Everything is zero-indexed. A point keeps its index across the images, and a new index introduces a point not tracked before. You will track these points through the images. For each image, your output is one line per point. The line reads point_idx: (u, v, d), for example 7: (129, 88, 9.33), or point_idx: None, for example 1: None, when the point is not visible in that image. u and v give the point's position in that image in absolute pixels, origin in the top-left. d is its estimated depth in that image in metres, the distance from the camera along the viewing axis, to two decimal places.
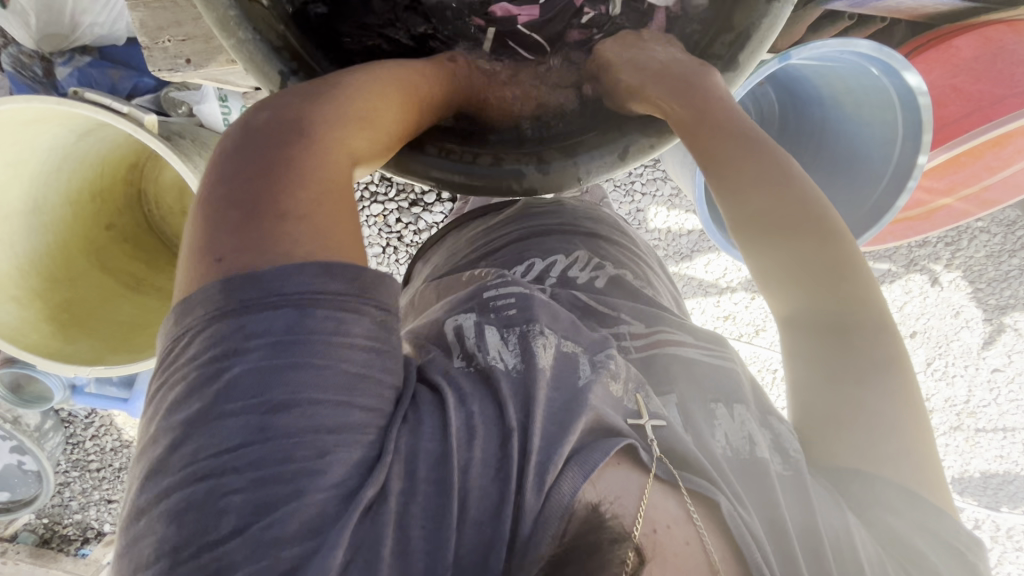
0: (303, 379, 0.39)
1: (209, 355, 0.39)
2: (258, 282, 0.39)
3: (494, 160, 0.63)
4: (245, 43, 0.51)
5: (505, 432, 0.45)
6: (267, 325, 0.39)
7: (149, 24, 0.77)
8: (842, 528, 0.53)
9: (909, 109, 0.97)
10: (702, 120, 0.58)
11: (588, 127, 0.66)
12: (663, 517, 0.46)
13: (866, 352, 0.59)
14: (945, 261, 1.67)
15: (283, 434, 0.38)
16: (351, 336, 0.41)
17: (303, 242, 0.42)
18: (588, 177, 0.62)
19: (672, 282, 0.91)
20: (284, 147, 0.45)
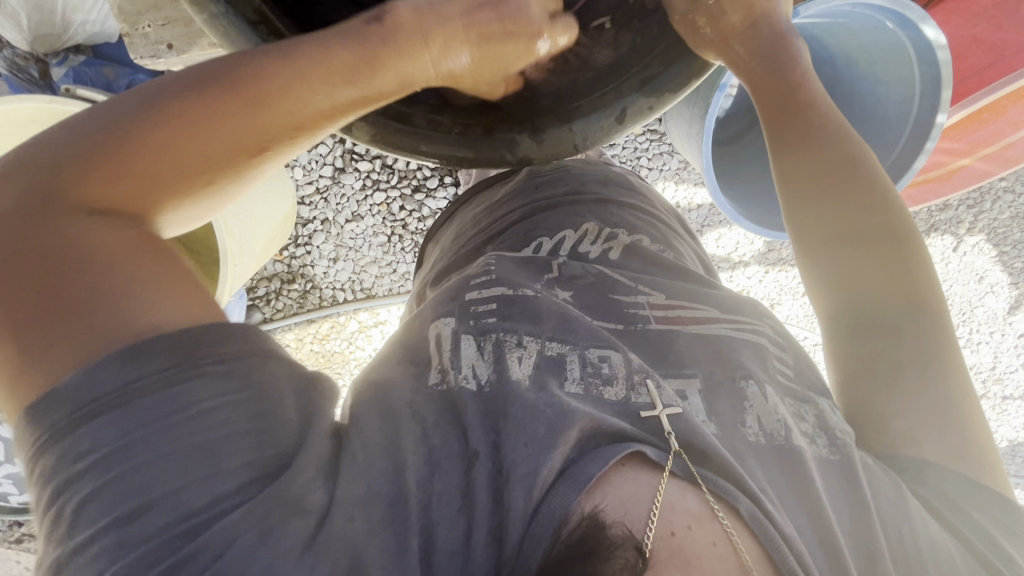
0: (151, 476, 0.38)
1: (53, 485, 0.38)
2: (67, 396, 0.38)
3: (486, 129, 0.60)
4: (218, 18, 0.48)
5: (468, 458, 0.46)
6: (97, 436, 0.38)
7: (127, 9, 0.73)
8: (905, 524, 0.50)
9: (927, 65, 0.92)
10: (776, 79, 0.63)
11: (583, 92, 0.61)
12: (682, 519, 0.42)
13: (904, 346, 0.57)
14: (968, 224, 1.61)
15: (141, 542, 0.37)
16: (195, 403, 0.40)
17: (90, 323, 0.40)
18: (585, 144, 0.60)
19: (697, 243, 0.88)
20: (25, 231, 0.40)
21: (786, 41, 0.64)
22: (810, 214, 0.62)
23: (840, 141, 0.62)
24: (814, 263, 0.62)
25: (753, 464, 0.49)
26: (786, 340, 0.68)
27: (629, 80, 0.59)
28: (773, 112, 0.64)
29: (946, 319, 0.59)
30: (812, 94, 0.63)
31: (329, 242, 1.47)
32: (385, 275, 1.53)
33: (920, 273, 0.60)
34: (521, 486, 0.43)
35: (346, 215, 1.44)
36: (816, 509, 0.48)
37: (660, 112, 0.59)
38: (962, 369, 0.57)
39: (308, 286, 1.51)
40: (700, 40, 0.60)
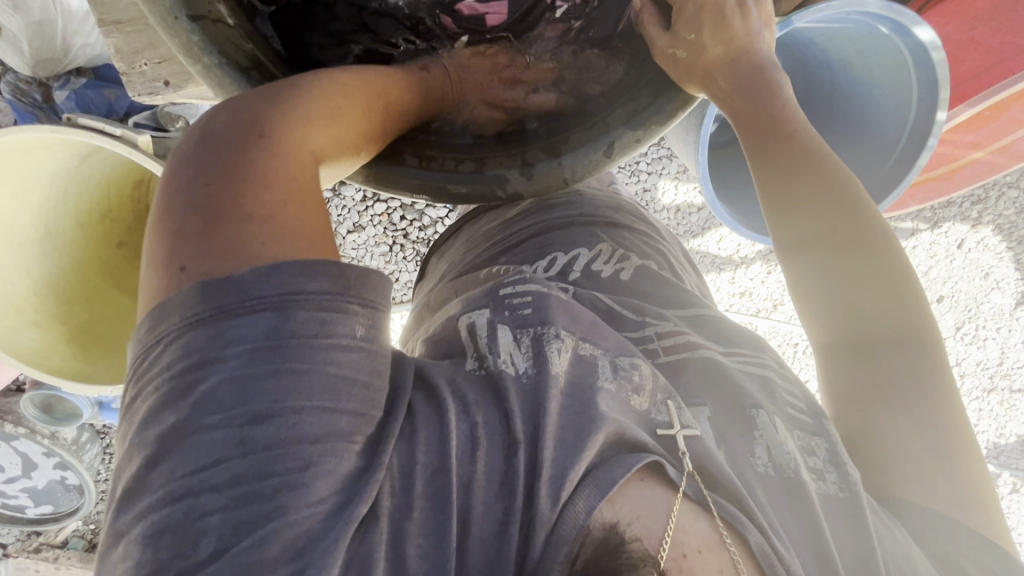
0: (284, 388, 0.37)
1: (182, 365, 0.37)
2: (235, 286, 0.37)
3: (477, 165, 0.61)
4: (212, 69, 0.48)
5: (511, 442, 0.44)
6: (245, 333, 0.37)
7: (123, 48, 0.75)
8: (903, 555, 0.52)
9: (924, 69, 0.92)
10: (759, 111, 0.62)
11: (574, 127, 0.62)
12: (693, 542, 0.44)
13: (894, 377, 0.58)
14: (973, 220, 1.59)
15: (263, 447, 0.36)
16: (335, 338, 0.39)
17: (268, 243, 0.39)
18: (574, 177, 0.60)
19: (699, 275, 0.88)
20: (234, 152, 0.42)
21: (767, 73, 0.63)
22: (795, 243, 0.62)
23: (829, 172, 0.61)
24: (806, 295, 0.62)
25: (761, 494, 0.50)
26: (788, 372, 0.68)
27: (616, 114, 0.60)
28: (757, 147, 0.63)
29: (939, 348, 0.59)
30: (796, 125, 0.62)
31: None
32: None
33: (911, 303, 0.60)
34: (549, 485, 0.42)
35: (348, 226, 1.46)
36: (819, 542, 0.49)
37: (647, 144, 0.59)
38: (953, 399, 0.58)
39: None
40: (684, 72, 0.59)
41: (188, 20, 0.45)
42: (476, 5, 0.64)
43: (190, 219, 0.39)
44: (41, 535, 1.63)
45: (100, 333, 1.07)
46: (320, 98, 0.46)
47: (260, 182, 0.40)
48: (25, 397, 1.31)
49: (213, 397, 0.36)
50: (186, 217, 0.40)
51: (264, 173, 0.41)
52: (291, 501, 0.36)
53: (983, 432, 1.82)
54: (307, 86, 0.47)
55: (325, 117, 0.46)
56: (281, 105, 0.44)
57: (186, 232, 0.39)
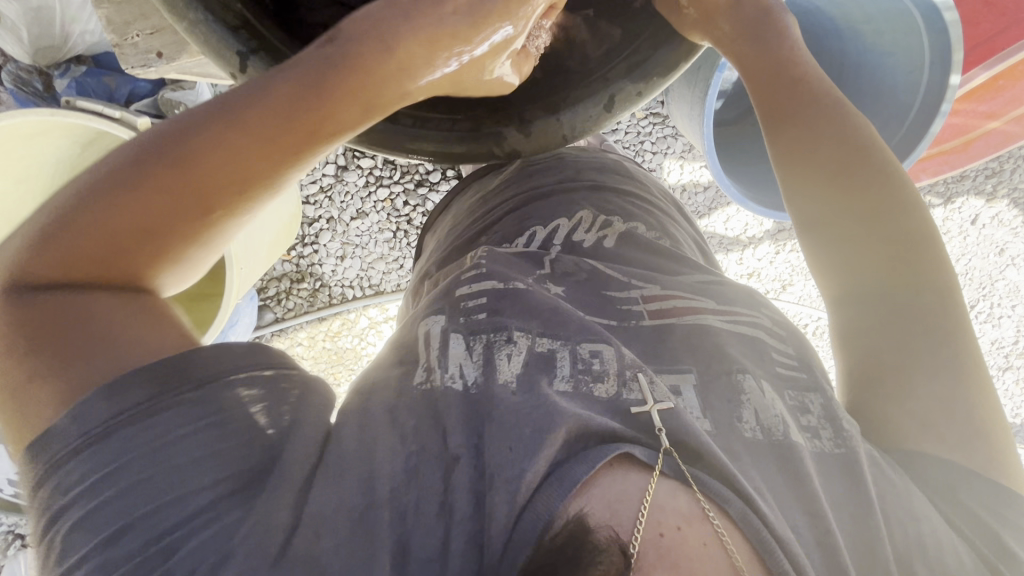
0: (133, 499, 0.41)
1: (54, 503, 0.42)
2: (68, 424, 0.42)
3: (472, 124, 0.59)
4: (198, 25, 0.47)
5: (448, 462, 0.46)
6: (86, 467, 0.41)
7: (114, 20, 0.74)
8: (909, 510, 0.50)
9: (936, 33, 0.88)
10: (767, 58, 0.62)
11: (570, 78, 0.60)
12: (672, 519, 0.40)
13: (925, 324, 0.56)
14: (988, 194, 1.56)
15: (135, 549, 0.40)
16: (169, 432, 0.43)
17: (90, 376, 0.43)
18: (574, 133, 0.59)
19: (692, 226, 0.88)
20: (53, 299, 0.44)
21: (775, 16, 0.63)
22: (809, 204, 0.61)
23: (839, 115, 0.60)
24: (819, 257, 0.61)
25: (747, 462, 0.48)
26: (785, 329, 0.66)
27: (615, 65, 0.58)
28: (767, 88, 0.62)
29: (958, 296, 0.58)
30: (804, 69, 0.62)
31: (335, 240, 1.47)
32: (392, 271, 1.54)
33: (929, 249, 0.58)
34: (505, 490, 0.43)
35: (351, 213, 1.45)
36: (812, 507, 0.47)
37: (648, 98, 0.58)
38: (972, 346, 0.56)
39: (317, 285, 1.52)
40: (684, 21, 0.58)
41: None
42: None
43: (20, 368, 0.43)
44: None
45: None
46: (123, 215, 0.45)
47: (77, 327, 0.44)
48: None
49: (82, 524, 0.41)
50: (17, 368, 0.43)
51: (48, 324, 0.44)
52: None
53: None
54: (99, 208, 0.45)
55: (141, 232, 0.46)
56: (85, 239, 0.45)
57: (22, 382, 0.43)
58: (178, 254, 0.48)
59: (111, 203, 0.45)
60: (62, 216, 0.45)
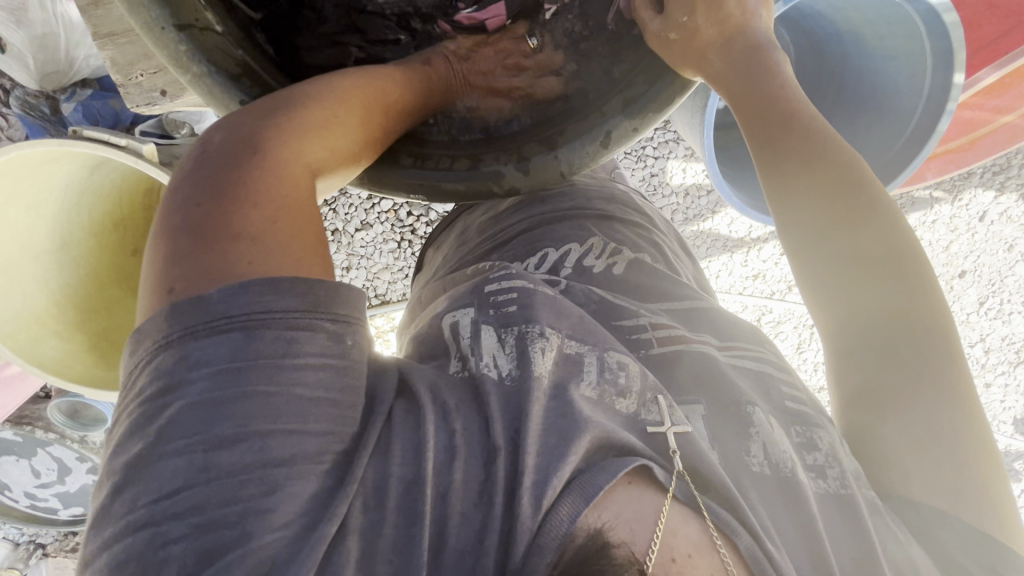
0: (252, 411, 0.39)
1: (153, 390, 0.39)
2: (204, 306, 0.40)
3: (472, 162, 0.60)
4: (202, 77, 0.48)
5: (491, 456, 0.45)
6: (212, 354, 0.39)
7: (119, 60, 0.75)
8: (902, 557, 0.51)
9: (939, 38, 0.87)
10: (755, 98, 0.61)
11: (570, 117, 0.61)
12: (682, 546, 0.43)
13: (919, 359, 0.56)
14: (995, 190, 1.54)
15: (228, 473, 0.38)
16: (305, 357, 0.41)
17: (262, 259, 0.42)
18: (571, 169, 0.59)
19: (695, 264, 0.87)
20: (226, 170, 0.44)
21: (765, 52, 0.62)
22: (801, 233, 0.61)
23: (834, 151, 0.60)
24: (812, 286, 0.61)
25: (755, 497, 0.49)
26: (784, 364, 0.67)
27: (612, 101, 0.59)
28: (757, 123, 0.62)
29: (954, 335, 0.58)
30: (797, 104, 0.61)
31: (340, 252, 1.49)
32: (397, 281, 1.55)
33: (925, 287, 0.58)
34: (531, 493, 0.43)
35: (355, 225, 1.46)
36: (813, 544, 0.48)
37: (645, 133, 0.58)
38: (967, 387, 0.56)
39: None
40: (675, 57, 0.58)
41: (175, 30, 0.45)
42: (475, 14, 0.64)
43: (190, 232, 0.42)
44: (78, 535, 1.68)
45: (115, 345, 1.09)
46: (315, 110, 0.49)
47: (251, 202, 0.43)
48: (51, 403, 1.36)
49: (176, 421, 0.38)
50: (189, 232, 0.42)
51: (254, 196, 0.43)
52: (259, 526, 0.38)
53: (1010, 409, 1.76)
54: (314, 94, 0.50)
55: (320, 125, 0.48)
56: (286, 118, 0.47)
57: (181, 250, 0.42)
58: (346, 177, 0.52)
59: (318, 109, 0.49)
60: (286, 93, 0.49)
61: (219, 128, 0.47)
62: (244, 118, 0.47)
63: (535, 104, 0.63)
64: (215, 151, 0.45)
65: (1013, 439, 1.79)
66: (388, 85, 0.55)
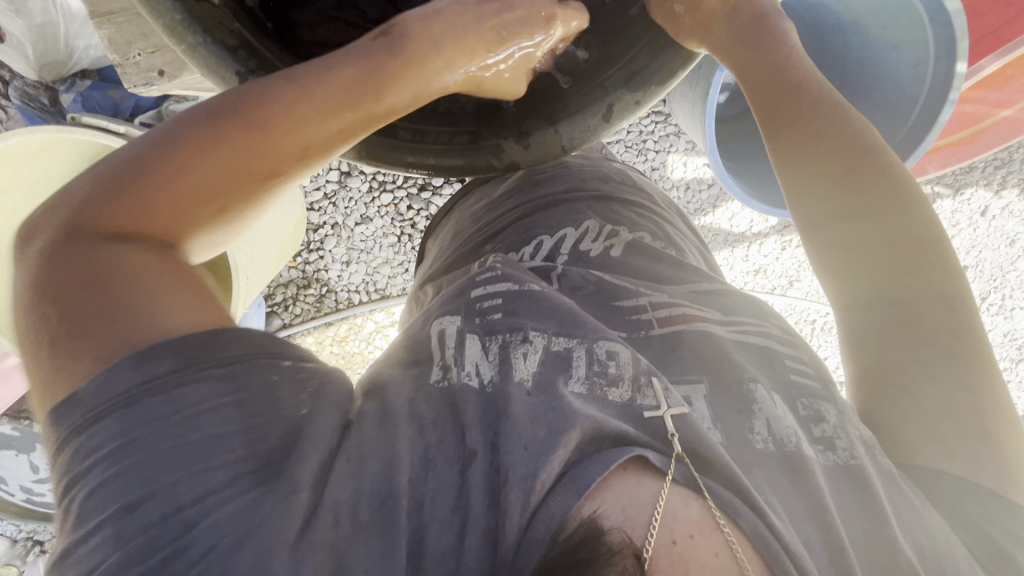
0: (155, 467, 0.40)
1: (71, 473, 0.41)
2: (87, 394, 0.41)
3: (472, 137, 0.60)
4: (197, 48, 0.47)
5: (465, 458, 0.47)
6: (104, 435, 0.41)
7: (116, 40, 0.74)
8: (919, 526, 0.50)
9: (940, 26, 0.86)
10: (765, 66, 0.61)
11: (572, 89, 0.60)
12: (683, 527, 0.42)
13: (932, 330, 0.56)
14: (997, 185, 1.54)
15: (148, 526, 0.39)
16: (191, 406, 0.42)
17: (127, 336, 0.42)
18: (573, 143, 0.59)
19: (697, 235, 0.87)
20: (84, 256, 0.44)
21: (770, 21, 0.62)
22: (812, 210, 0.61)
23: (845, 120, 0.60)
24: (823, 261, 0.62)
25: (759, 475, 0.49)
26: (793, 338, 0.67)
27: (614, 74, 0.58)
28: (768, 92, 0.61)
29: (969, 301, 0.58)
30: (804, 73, 0.61)
31: (340, 246, 1.48)
32: (397, 275, 1.55)
33: (937, 255, 0.58)
34: (519, 488, 0.43)
35: (355, 219, 1.46)
36: (823, 519, 0.47)
37: (647, 106, 0.57)
38: (982, 353, 0.56)
39: (323, 291, 1.53)
40: (680, 28, 0.58)
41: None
42: None
43: (53, 322, 0.42)
44: None
45: None
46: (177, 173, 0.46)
47: (111, 286, 0.43)
48: None
49: (107, 486, 0.40)
50: (53, 322, 0.43)
51: (93, 279, 0.43)
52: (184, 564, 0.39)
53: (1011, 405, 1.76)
54: (175, 150, 0.46)
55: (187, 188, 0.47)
56: (143, 188, 0.46)
57: (48, 341, 0.43)
58: (212, 229, 0.50)
59: (179, 167, 0.46)
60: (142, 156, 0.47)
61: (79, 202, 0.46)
62: (104, 189, 0.46)
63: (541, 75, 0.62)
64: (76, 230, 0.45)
65: None
66: (271, 114, 0.48)
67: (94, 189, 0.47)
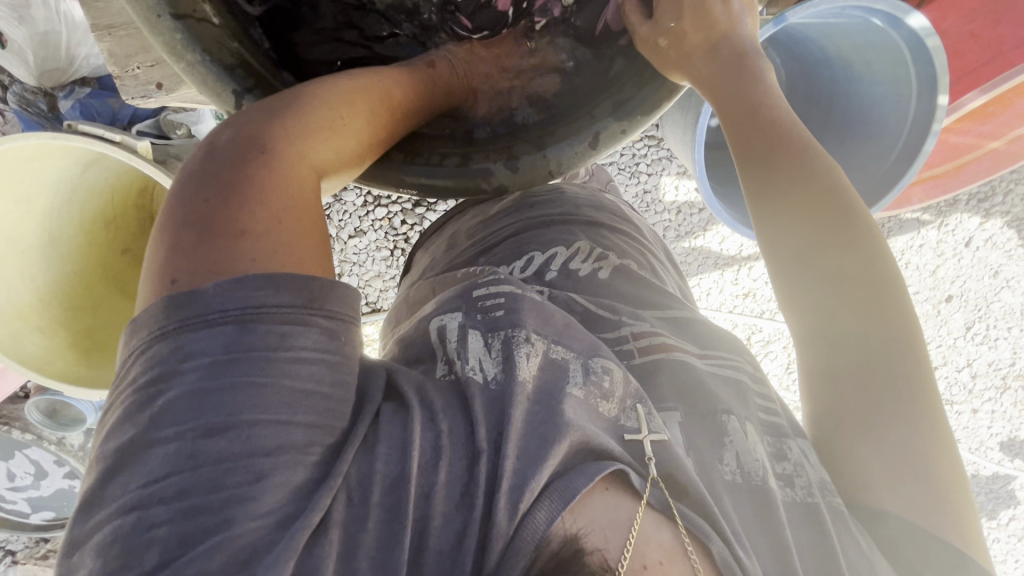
0: (246, 398, 0.39)
1: (147, 378, 0.40)
2: (201, 301, 0.40)
3: (462, 160, 0.62)
4: (196, 66, 0.48)
5: (472, 455, 0.45)
6: (209, 346, 0.40)
7: (117, 52, 0.76)
8: (865, 561, 0.52)
9: (922, 63, 0.89)
10: (741, 104, 0.62)
11: (559, 120, 0.63)
12: (655, 553, 0.43)
13: (891, 374, 0.56)
14: (981, 217, 1.57)
15: (213, 460, 0.38)
16: (299, 351, 0.42)
17: (264, 257, 0.43)
18: (560, 169, 0.60)
19: (680, 272, 0.88)
20: (233, 167, 0.45)
21: (750, 61, 0.63)
22: (783, 242, 0.60)
23: (816, 160, 0.60)
24: (790, 296, 0.60)
25: (727, 502, 0.50)
26: (761, 375, 0.68)
27: (602, 105, 0.61)
28: (739, 127, 0.62)
29: (923, 354, 0.58)
30: (779, 113, 0.62)
31: (333, 258, 1.49)
32: (390, 288, 1.55)
33: (899, 302, 0.58)
34: (511, 495, 0.43)
35: (349, 231, 1.46)
36: (781, 547, 0.49)
37: (633, 135, 0.60)
38: (933, 405, 0.56)
39: None
40: (665, 61, 0.60)
41: (171, 19, 0.46)
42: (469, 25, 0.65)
43: (205, 216, 0.43)
44: (50, 542, 1.64)
45: (100, 340, 1.08)
46: (324, 117, 0.50)
47: (259, 201, 0.44)
48: (29, 402, 1.32)
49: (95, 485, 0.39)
50: (199, 223, 0.43)
51: (247, 191, 0.44)
52: (239, 515, 0.37)
53: (996, 434, 1.77)
54: (332, 96, 0.52)
55: (327, 127, 0.50)
56: (300, 117, 0.49)
57: (189, 239, 0.42)
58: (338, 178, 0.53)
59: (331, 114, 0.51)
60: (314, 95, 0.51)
61: (238, 118, 0.48)
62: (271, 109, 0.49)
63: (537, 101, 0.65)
64: (234, 140, 0.46)
65: (1000, 466, 1.80)
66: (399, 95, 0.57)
67: (258, 108, 0.49)
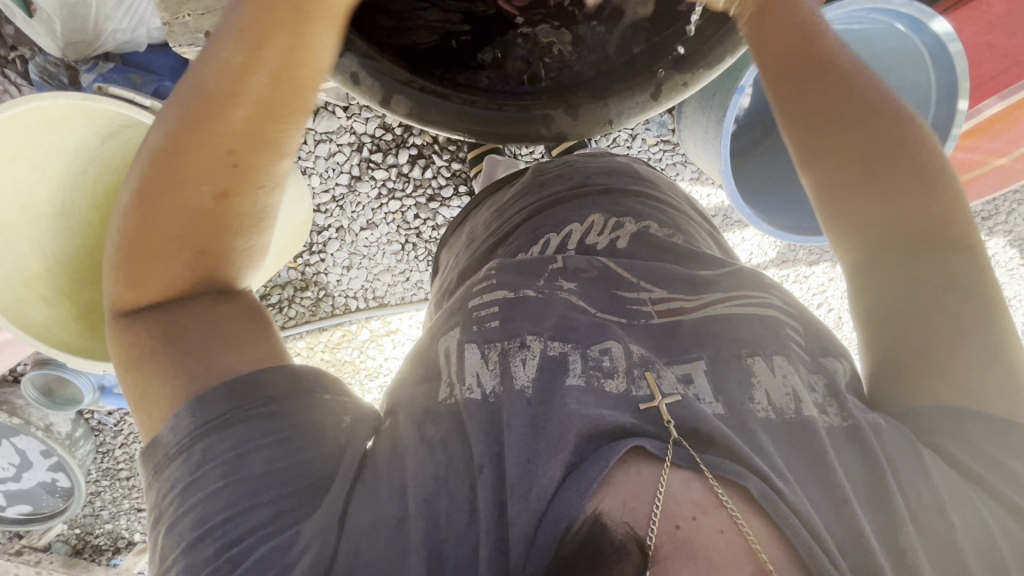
0: (214, 503, 0.47)
1: (156, 512, 0.51)
2: (168, 439, 0.51)
3: (521, 108, 0.71)
4: None
5: (473, 472, 0.47)
6: (182, 474, 0.50)
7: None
8: (935, 510, 0.48)
9: (944, 69, 0.93)
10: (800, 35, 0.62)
11: (611, 76, 0.72)
12: (686, 509, 0.41)
13: (955, 297, 0.58)
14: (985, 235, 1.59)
15: (202, 563, 0.45)
16: (242, 444, 0.49)
17: (182, 380, 0.52)
18: (616, 120, 0.71)
19: (709, 221, 0.88)
20: (146, 316, 0.55)
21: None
22: (837, 191, 0.63)
23: (871, 105, 0.62)
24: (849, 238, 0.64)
25: (766, 442, 0.48)
26: (795, 308, 0.66)
27: (663, 61, 0.70)
28: (790, 69, 0.62)
29: (985, 275, 0.59)
30: (830, 46, 0.62)
31: (342, 250, 1.47)
32: (398, 283, 1.54)
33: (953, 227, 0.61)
34: (521, 499, 0.43)
35: (360, 223, 1.45)
36: (831, 487, 0.46)
37: (693, 88, 0.68)
38: (998, 320, 0.57)
39: (320, 294, 1.52)
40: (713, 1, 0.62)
41: None
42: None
43: (141, 365, 0.54)
44: (24, 537, 1.59)
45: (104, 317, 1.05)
46: (162, 231, 0.52)
47: (168, 337, 0.53)
48: (25, 377, 1.26)
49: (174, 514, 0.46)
50: (139, 371, 0.54)
51: (162, 331, 0.54)
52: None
53: None
54: (152, 203, 0.51)
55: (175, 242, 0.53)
56: (144, 249, 0.53)
57: (141, 390, 0.54)
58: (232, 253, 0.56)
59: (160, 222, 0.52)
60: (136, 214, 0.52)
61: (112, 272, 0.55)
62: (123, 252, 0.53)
63: (595, 54, 0.73)
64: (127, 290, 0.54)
65: None
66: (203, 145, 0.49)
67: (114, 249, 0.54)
